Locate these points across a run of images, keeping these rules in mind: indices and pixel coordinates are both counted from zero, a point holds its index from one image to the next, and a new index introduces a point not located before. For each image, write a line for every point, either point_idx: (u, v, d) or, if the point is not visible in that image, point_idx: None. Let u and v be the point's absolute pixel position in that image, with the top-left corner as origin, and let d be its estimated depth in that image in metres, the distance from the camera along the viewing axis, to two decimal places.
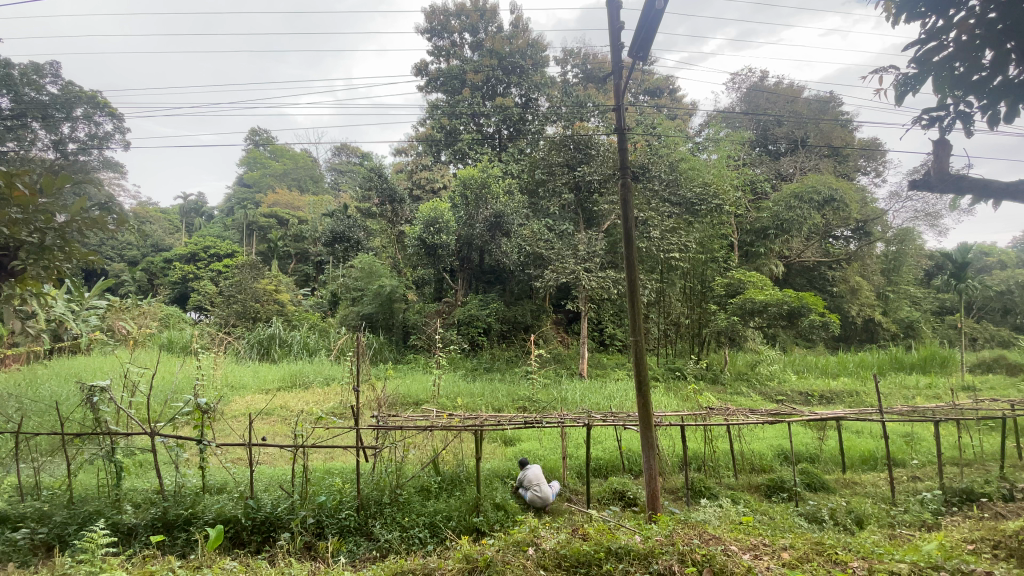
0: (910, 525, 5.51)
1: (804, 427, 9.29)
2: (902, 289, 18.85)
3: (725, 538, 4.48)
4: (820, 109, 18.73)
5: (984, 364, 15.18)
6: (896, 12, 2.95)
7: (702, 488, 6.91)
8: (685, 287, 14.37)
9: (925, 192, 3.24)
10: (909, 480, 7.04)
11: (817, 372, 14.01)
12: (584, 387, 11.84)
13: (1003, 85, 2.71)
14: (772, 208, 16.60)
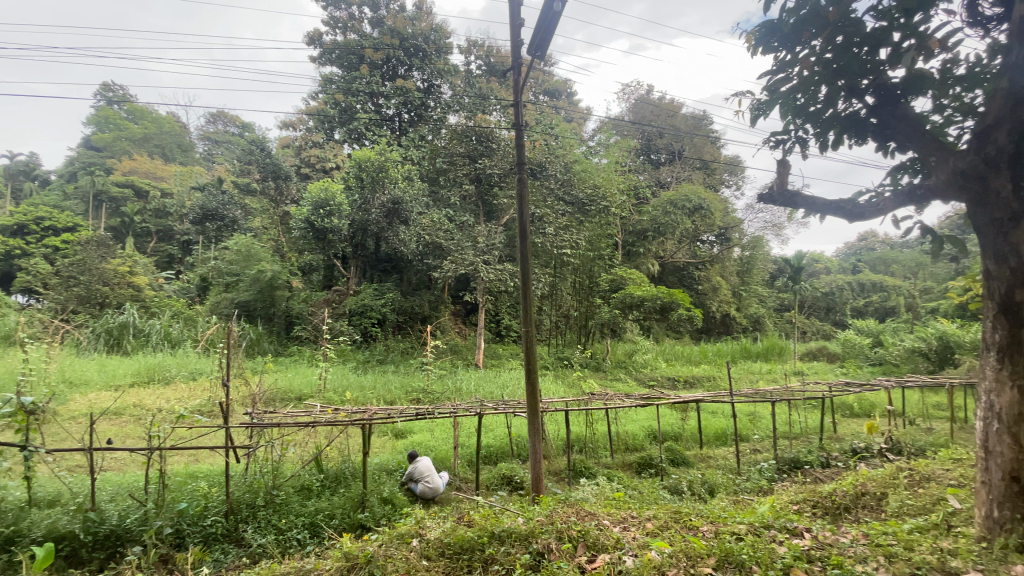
0: (751, 490, 6.41)
1: (671, 409, 10.35)
2: (753, 289, 21.78)
3: (599, 514, 4.84)
4: (695, 125, 20.77)
5: (810, 354, 18.16)
6: (756, 44, 3.92)
7: (582, 469, 7.38)
8: (576, 281, 15.14)
9: (771, 205, 4.10)
10: (751, 452, 8.20)
11: (684, 359, 15.70)
12: (478, 377, 12.00)
13: (833, 116, 3.81)
14: (651, 212, 18.17)
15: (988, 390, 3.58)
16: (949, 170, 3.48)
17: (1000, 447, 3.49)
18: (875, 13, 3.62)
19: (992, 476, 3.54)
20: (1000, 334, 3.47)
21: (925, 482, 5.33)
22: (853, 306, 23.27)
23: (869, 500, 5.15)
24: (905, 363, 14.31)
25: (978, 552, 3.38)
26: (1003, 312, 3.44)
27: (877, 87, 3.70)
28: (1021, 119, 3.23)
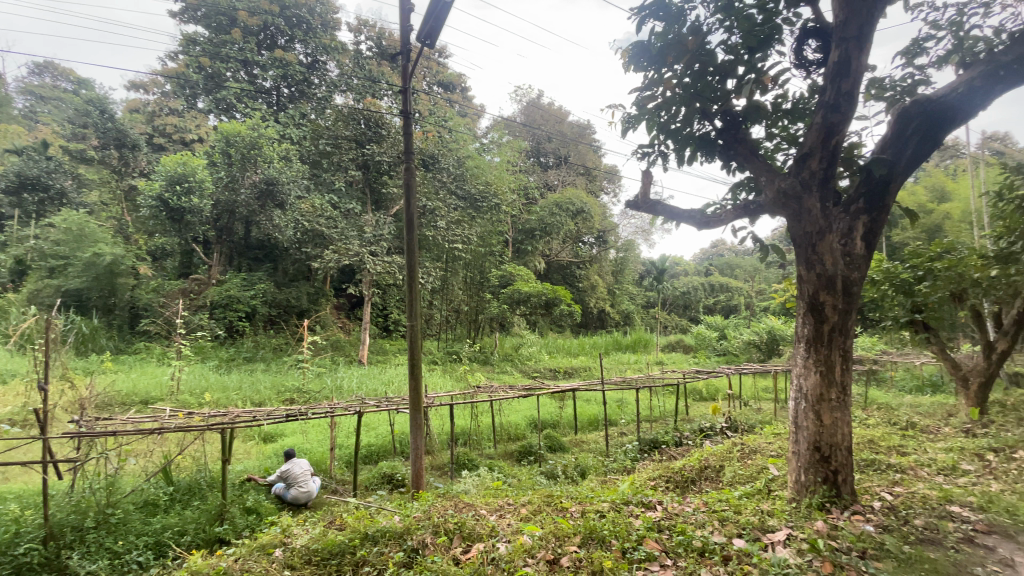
0: (617, 470, 6.99)
1: (551, 399, 10.89)
2: (625, 288, 23.75)
3: (476, 504, 4.91)
4: (580, 133, 22.02)
5: (671, 345, 20.38)
6: (629, 62, 4.33)
7: (464, 461, 7.45)
8: (466, 277, 15.13)
9: (635, 210, 4.63)
10: (618, 435, 8.95)
11: (564, 352, 16.62)
12: (361, 373, 11.50)
13: (687, 136, 4.35)
14: (539, 212, 18.91)
15: (799, 373, 4.25)
16: (775, 190, 4.12)
17: (806, 422, 4.18)
18: (725, 46, 4.16)
19: (800, 447, 4.24)
20: (808, 328, 4.12)
21: (753, 454, 6.29)
22: (705, 304, 26.60)
23: (711, 472, 5.93)
24: (743, 353, 16.70)
25: (789, 511, 4.05)
26: (810, 310, 4.07)
27: (724, 113, 4.27)
28: (828, 150, 3.90)
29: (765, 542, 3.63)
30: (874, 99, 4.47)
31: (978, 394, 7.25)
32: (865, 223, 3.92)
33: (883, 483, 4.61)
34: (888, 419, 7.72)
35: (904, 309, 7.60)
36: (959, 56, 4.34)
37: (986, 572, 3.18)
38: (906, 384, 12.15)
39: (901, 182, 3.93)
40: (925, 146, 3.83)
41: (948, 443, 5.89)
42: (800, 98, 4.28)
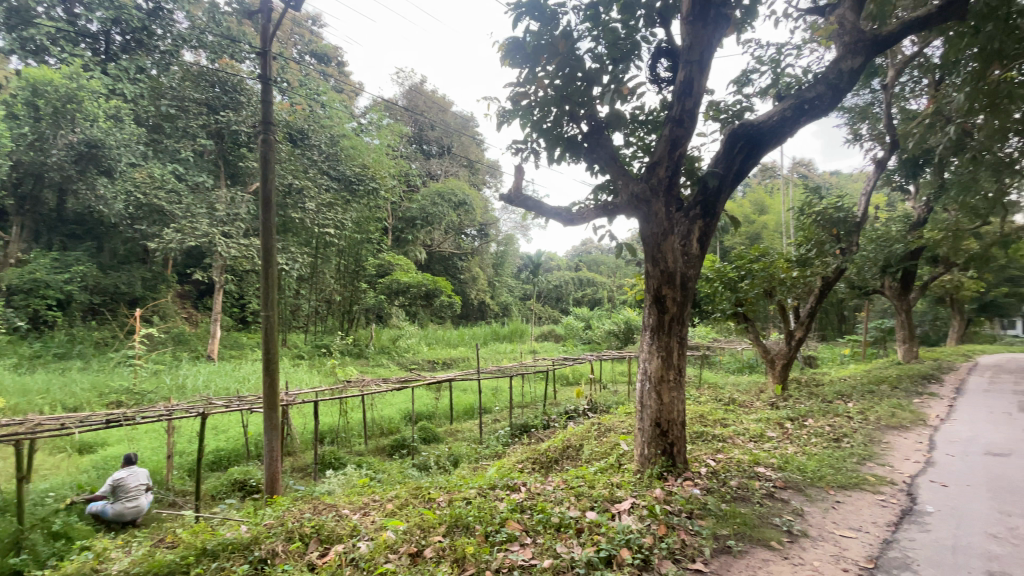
0: (489, 456, 7.16)
1: (426, 389, 10.81)
2: (504, 280, 24.42)
3: (338, 503, 4.66)
4: (464, 125, 21.91)
5: (545, 335, 21.50)
6: (506, 56, 4.41)
7: (331, 460, 7.02)
8: (339, 264, 14.29)
9: (508, 203, 4.76)
10: (492, 422, 9.18)
11: (443, 343, 16.57)
12: (210, 369, 10.23)
13: (556, 136, 4.58)
14: (420, 201, 18.51)
15: (643, 358, 4.72)
16: (629, 193, 4.52)
17: (649, 401, 4.67)
18: (592, 55, 4.42)
19: (644, 423, 4.74)
20: (652, 318, 4.59)
21: (608, 432, 6.89)
22: (575, 297, 28.56)
23: (572, 451, 6.36)
24: (605, 341, 18.23)
25: (634, 481, 4.51)
26: (654, 301, 4.54)
27: (589, 117, 4.56)
28: (673, 161, 4.36)
29: (612, 512, 3.98)
30: (713, 118, 5.10)
31: (781, 372, 8.77)
32: (701, 227, 4.47)
33: (709, 451, 5.37)
34: (716, 396, 9.03)
35: (730, 303, 8.78)
36: (776, 90, 5.16)
37: (781, 522, 3.87)
38: (731, 366, 14.31)
39: (729, 194, 4.55)
40: (747, 163, 4.48)
41: (760, 415, 7.05)
42: (653, 111, 4.73)
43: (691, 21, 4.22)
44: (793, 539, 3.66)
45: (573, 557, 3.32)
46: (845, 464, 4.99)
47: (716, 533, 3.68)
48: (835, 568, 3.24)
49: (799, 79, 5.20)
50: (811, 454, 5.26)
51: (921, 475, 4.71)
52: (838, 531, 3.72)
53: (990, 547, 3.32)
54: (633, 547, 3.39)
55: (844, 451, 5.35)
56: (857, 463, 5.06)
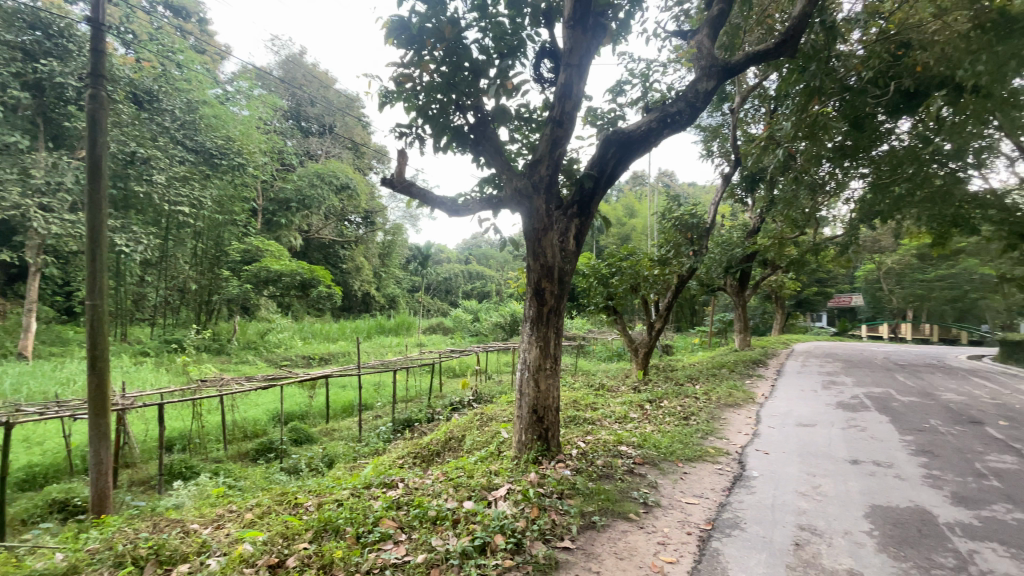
0: (367, 454, 6.88)
1: (300, 387, 10.08)
2: (391, 270, 23.68)
3: (185, 518, 4.13)
4: (348, 104, 20.65)
5: (433, 328, 21.33)
6: (390, 35, 4.22)
7: (181, 470, 6.21)
8: (195, 249, 12.54)
9: (390, 189, 4.58)
10: (373, 418, 8.84)
11: (322, 336, 15.61)
12: (19, 369, 8.44)
13: (441, 124, 4.52)
14: (296, 181, 17.04)
15: (523, 348, 4.87)
16: (513, 188, 4.59)
17: (527, 390, 4.84)
18: (478, 45, 4.41)
19: (522, 410, 4.90)
20: (531, 310, 4.75)
21: (489, 421, 7.04)
22: (464, 290, 28.95)
23: (454, 442, 6.37)
24: (492, 333, 18.63)
25: (511, 467, 4.64)
26: (533, 294, 4.69)
27: (475, 109, 4.55)
28: (553, 160, 4.53)
29: (488, 500, 4.05)
30: (590, 123, 5.41)
31: (643, 359, 9.69)
32: (577, 225, 4.73)
33: (580, 434, 5.74)
34: (588, 382, 9.74)
35: (602, 297, 9.49)
36: (645, 102, 5.63)
37: (639, 494, 4.27)
38: (603, 354, 15.51)
39: (602, 196, 4.87)
40: (619, 168, 4.83)
41: (625, 398, 7.73)
42: (536, 110, 4.89)
43: (572, 26, 4.41)
44: (648, 510, 4.05)
45: (448, 549, 3.31)
46: (692, 439, 5.67)
47: (583, 510, 3.95)
48: (681, 532, 3.65)
49: (664, 94, 5.72)
50: (665, 431, 5.90)
51: (749, 445, 5.50)
52: (684, 499, 4.19)
53: (798, 502, 3.97)
54: (506, 531, 3.49)
55: (691, 428, 6.07)
56: (701, 437, 5.79)
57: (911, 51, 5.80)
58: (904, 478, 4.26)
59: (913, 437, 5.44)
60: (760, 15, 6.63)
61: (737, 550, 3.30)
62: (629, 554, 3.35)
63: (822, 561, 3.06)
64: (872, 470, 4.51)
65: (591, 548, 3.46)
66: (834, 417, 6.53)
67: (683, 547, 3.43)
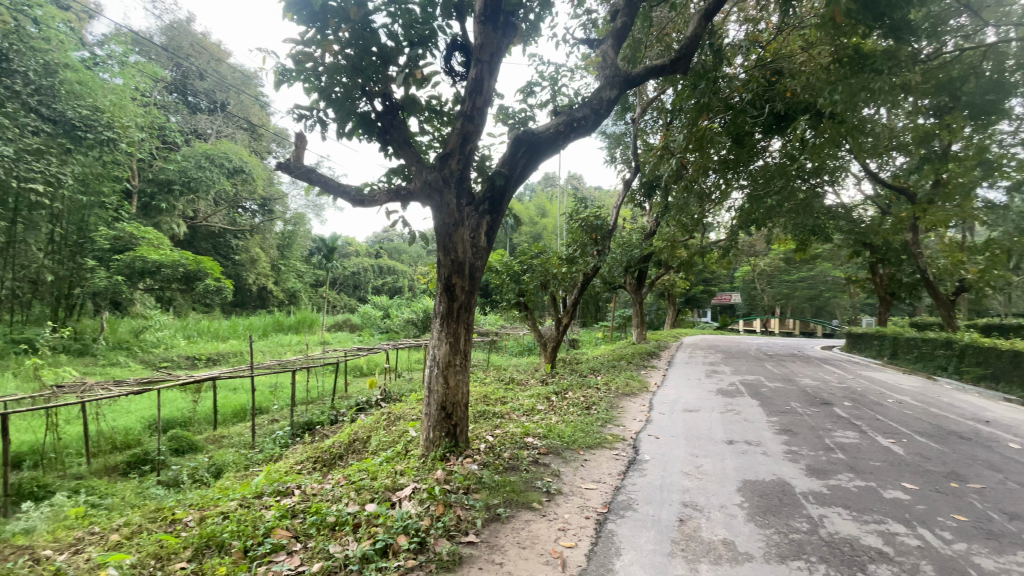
0: (262, 461, 6.37)
1: (182, 392, 9.11)
2: (292, 264, 22.24)
3: (33, 544, 3.54)
4: (244, 82, 18.90)
5: (337, 326, 20.42)
6: (289, 9, 3.93)
7: (29, 491, 5.29)
8: (52, 233, 10.53)
9: (288, 174, 4.28)
10: (269, 422, 8.22)
11: (209, 335, 14.23)
12: None
13: (345, 110, 4.31)
14: (180, 162, 15.15)
15: (433, 344, 4.80)
16: (423, 180, 4.46)
17: (436, 386, 4.78)
18: (387, 31, 4.25)
19: (431, 408, 4.84)
20: (442, 306, 4.68)
21: (397, 421, 6.86)
22: (373, 285, 28.23)
23: (358, 444, 6.11)
24: (402, 329, 18.20)
25: (417, 466, 4.55)
26: (444, 290, 4.61)
27: (383, 96, 4.38)
28: (464, 155, 4.49)
29: (392, 501, 3.94)
30: (502, 122, 5.45)
31: (552, 353, 10.02)
32: (489, 221, 4.74)
33: (488, 428, 5.79)
34: (498, 377, 9.88)
35: (514, 293, 9.65)
36: (554, 105, 5.80)
37: (542, 484, 4.42)
38: (514, 349, 15.82)
39: (513, 194, 4.92)
40: (529, 168, 4.93)
41: (533, 391, 7.94)
42: (447, 103, 4.83)
43: (484, 22, 4.42)
44: (550, 498, 4.20)
45: (347, 554, 3.17)
46: (593, 428, 5.98)
47: (488, 503, 3.99)
48: (580, 517, 3.83)
49: (571, 99, 5.93)
50: (569, 422, 6.16)
51: (643, 431, 5.92)
52: (584, 485, 4.41)
53: (683, 481, 4.34)
54: (409, 531, 3.42)
55: (592, 417, 6.40)
56: (601, 426, 6.13)
57: (783, 79, 6.56)
58: (769, 455, 4.84)
59: (777, 417, 6.20)
60: (659, 33, 7.16)
61: (629, 530, 3.53)
62: (531, 542, 3.44)
63: (702, 533, 3.38)
64: (745, 449, 5.07)
65: (495, 540, 3.51)
66: (715, 402, 7.24)
67: (582, 531, 3.60)
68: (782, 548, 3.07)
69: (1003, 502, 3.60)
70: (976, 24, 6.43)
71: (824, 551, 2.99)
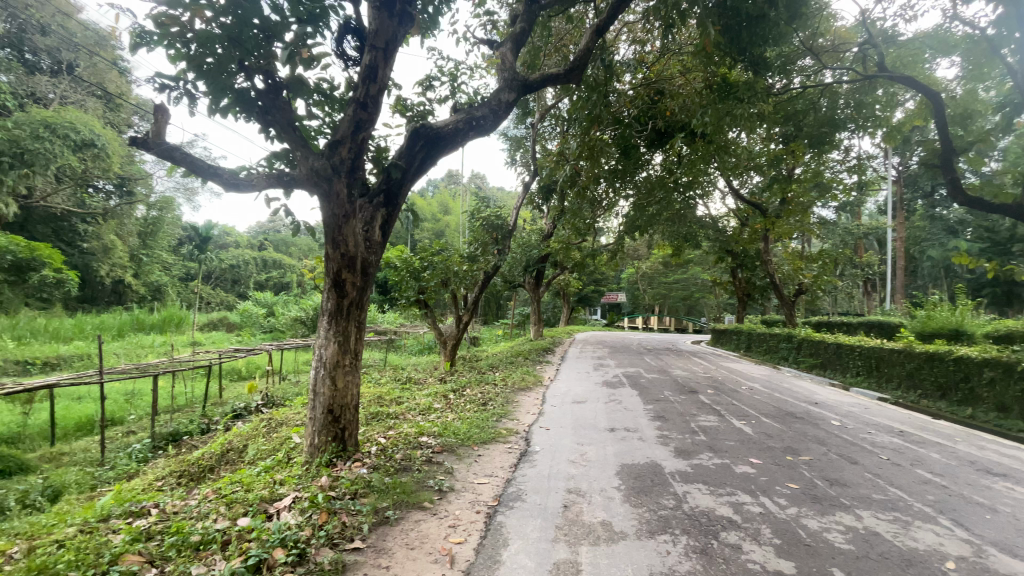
0: (112, 480, 5.52)
1: (6, 404, 7.59)
2: (156, 254, 19.65)
3: None
4: (99, 44, 16.16)
5: (212, 325, 18.66)
6: None
7: None
8: None
9: (145, 150, 3.75)
10: (125, 435, 7.16)
11: (46, 335, 12.06)
12: None
13: (219, 85, 3.90)
14: (9, 129, 12.59)
15: (320, 344, 4.50)
16: (308, 167, 4.09)
17: (323, 388, 4.50)
18: (270, 3, 3.92)
19: (316, 412, 4.55)
20: (330, 302, 4.39)
21: (279, 427, 6.37)
22: (255, 280, 26.23)
23: (233, 455, 5.57)
24: (289, 329, 16.86)
25: (299, 474, 4.25)
26: (333, 286, 4.33)
27: (264, 73, 4.02)
28: (356, 143, 4.25)
29: (269, 513, 3.64)
30: (399, 113, 5.30)
31: (452, 351, 9.93)
32: (383, 215, 4.54)
33: (381, 430, 5.59)
34: (395, 376, 9.62)
35: (413, 291, 9.38)
36: (453, 101, 5.78)
37: (434, 482, 4.37)
38: (413, 348, 15.52)
39: (409, 189, 4.78)
40: (426, 163, 4.80)
41: (430, 390, 7.84)
42: (339, 88, 4.58)
43: (379, 7, 4.25)
44: (442, 496, 4.17)
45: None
46: (488, 423, 6.08)
47: (376, 507, 3.85)
48: (471, 512, 3.85)
49: (471, 97, 5.95)
50: (464, 418, 6.19)
51: (535, 424, 6.13)
52: (477, 481, 4.44)
53: (569, 469, 4.58)
54: (287, 544, 3.17)
55: (488, 413, 6.49)
56: (496, 421, 6.24)
57: (663, 99, 7.17)
58: (645, 439, 5.27)
59: (653, 405, 6.79)
60: (558, 44, 7.52)
61: (517, 520, 3.64)
62: (419, 542, 3.39)
63: (583, 517, 3.58)
64: (624, 435, 5.47)
65: (382, 543, 3.39)
66: (601, 393, 7.73)
67: (471, 526, 3.62)
68: (652, 524, 3.36)
69: (825, 469, 4.30)
70: (816, 65, 7.54)
71: (687, 524, 3.32)
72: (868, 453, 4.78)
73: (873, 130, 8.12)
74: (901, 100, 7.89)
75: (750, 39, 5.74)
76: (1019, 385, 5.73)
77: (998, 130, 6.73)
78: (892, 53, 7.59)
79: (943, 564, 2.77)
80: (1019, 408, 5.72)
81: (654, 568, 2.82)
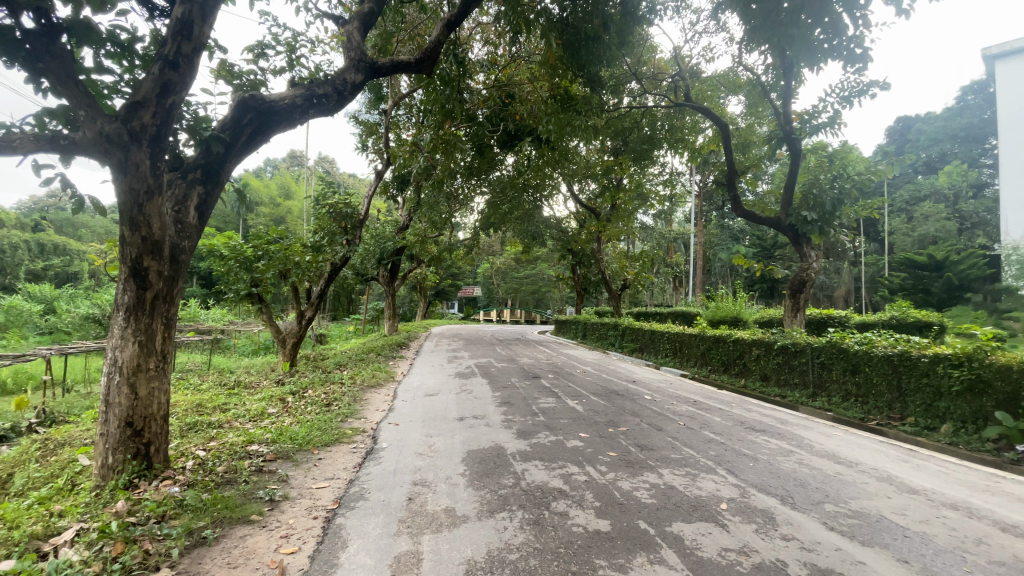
0: None
1: None
2: None
3: None
4: None
5: None
6: None
7: None
8: None
9: None
10: None
11: None
12: None
13: None
14: None
15: (113, 345, 3.75)
16: (97, 131, 3.38)
17: (118, 397, 3.77)
18: None
19: (109, 426, 3.79)
20: (127, 295, 3.68)
21: (59, 449, 5.18)
22: (28, 269, 20.95)
23: None
24: (78, 330, 13.81)
25: (85, 503, 3.51)
26: (129, 276, 3.64)
27: (34, 10, 3.21)
28: (163, 108, 3.63)
29: (40, 553, 2.94)
30: (223, 79, 4.68)
31: (292, 350, 9.11)
32: (199, 194, 3.98)
33: (199, 442, 4.89)
34: (221, 380, 8.51)
35: (245, 283, 8.37)
36: (291, 74, 5.32)
37: (264, 493, 3.98)
38: (247, 349, 13.94)
39: (233, 168, 4.24)
40: (255, 139, 4.30)
41: (264, 393, 7.10)
42: (142, 41, 3.87)
43: None
44: (273, 507, 3.82)
45: None
46: (331, 424, 5.73)
47: (190, 528, 3.37)
48: (307, 519, 3.61)
49: (312, 72, 5.53)
50: (303, 421, 5.73)
51: (383, 421, 5.96)
52: (315, 487, 4.15)
53: (416, 461, 4.56)
54: None
55: (331, 413, 6.12)
56: (340, 421, 5.91)
57: (513, 103, 7.47)
58: (490, 425, 5.50)
59: (500, 392, 7.12)
60: (412, 31, 7.35)
61: (358, 519, 3.51)
62: (244, 559, 3.06)
63: (427, 506, 3.61)
64: (471, 423, 5.63)
65: (197, 567, 2.98)
66: (452, 385, 7.84)
67: (307, 533, 3.39)
68: (491, 504, 3.53)
69: (638, 437, 4.97)
70: (641, 90, 8.64)
71: (523, 499, 3.56)
72: (672, 421, 5.65)
73: (682, 150, 9.60)
74: (702, 127, 9.48)
75: (589, 58, 6.26)
76: (776, 358, 7.30)
77: (767, 158, 8.46)
78: (697, 86, 8.85)
79: (718, 505, 3.42)
80: (775, 377, 7.28)
81: (491, 544, 2.97)
